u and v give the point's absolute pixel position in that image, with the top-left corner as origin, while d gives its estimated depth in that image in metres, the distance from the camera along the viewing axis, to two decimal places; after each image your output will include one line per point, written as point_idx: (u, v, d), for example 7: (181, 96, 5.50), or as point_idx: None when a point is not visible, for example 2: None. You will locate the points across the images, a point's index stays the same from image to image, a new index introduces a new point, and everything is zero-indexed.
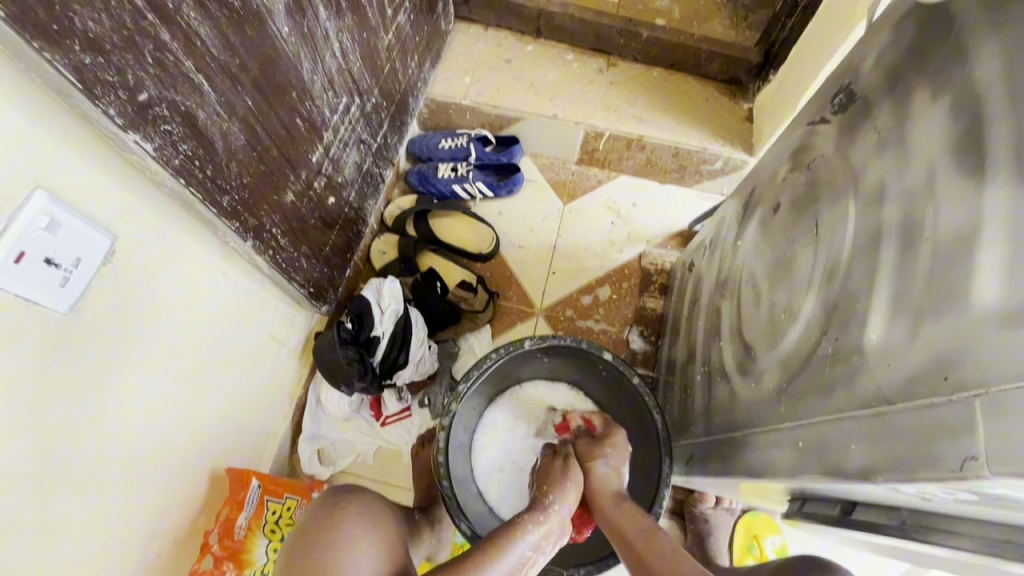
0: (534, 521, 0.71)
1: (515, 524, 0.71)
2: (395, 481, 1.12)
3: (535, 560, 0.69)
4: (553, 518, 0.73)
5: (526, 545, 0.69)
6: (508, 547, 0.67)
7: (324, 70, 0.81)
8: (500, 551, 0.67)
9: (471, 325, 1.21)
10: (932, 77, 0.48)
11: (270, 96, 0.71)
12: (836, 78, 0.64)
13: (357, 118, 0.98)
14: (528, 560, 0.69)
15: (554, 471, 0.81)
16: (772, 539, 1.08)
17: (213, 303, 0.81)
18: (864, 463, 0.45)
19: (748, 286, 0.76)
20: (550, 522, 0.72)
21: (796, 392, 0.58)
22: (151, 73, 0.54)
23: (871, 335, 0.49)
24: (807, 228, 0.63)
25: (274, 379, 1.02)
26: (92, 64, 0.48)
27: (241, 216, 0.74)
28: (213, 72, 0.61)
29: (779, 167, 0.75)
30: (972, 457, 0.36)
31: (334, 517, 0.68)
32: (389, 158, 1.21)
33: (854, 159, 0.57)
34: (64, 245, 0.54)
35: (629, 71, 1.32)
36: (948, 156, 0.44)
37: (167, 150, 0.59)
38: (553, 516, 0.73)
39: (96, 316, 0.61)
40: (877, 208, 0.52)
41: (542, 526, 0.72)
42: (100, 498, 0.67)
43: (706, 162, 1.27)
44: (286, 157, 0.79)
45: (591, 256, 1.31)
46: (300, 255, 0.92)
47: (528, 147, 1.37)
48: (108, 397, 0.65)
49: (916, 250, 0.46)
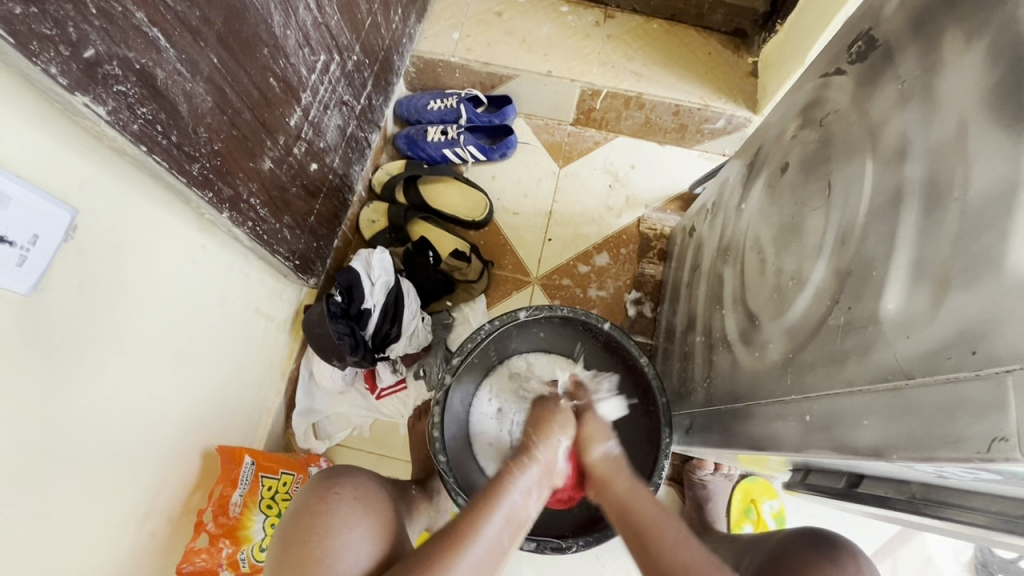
0: (520, 471, 0.66)
1: (480, 504, 0.62)
2: (392, 453, 1.11)
3: (536, 474, 0.67)
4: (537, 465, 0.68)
5: (516, 495, 0.64)
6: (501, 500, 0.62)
7: (298, 24, 0.75)
8: (496, 485, 0.64)
9: (467, 296, 1.17)
10: (967, 18, 0.43)
11: (238, 53, 0.65)
12: (854, 24, 0.59)
13: (338, 78, 0.92)
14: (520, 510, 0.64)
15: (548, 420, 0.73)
16: (769, 503, 1.08)
17: (192, 278, 0.77)
18: (879, 439, 0.43)
19: (752, 251, 0.73)
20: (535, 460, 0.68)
21: (803, 363, 0.55)
22: (97, 26, 0.48)
23: (888, 305, 0.45)
24: (819, 190, 0.59)
25: (264, 353, 1.00)
26: (24, 15, 0.43)
27: (213, 185, 0.69)
28: (170, 25, 0.55)
29: (787, 124, 0.70)
30: (1000, 439, 0.33)
31: (329, 502, 0.66)
32: (374, 121, 1.15)
33: (873, 114, 0.53)
34: (18, 220, 0.50)
35: (628, 23, 1.24)
36: (982, 108, 0.40)
37: (123, 114, 0.54)
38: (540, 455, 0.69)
39: (63, 296, 0.58)
40: (898, 166, 0.48)
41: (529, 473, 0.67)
42: (75, 486, 0.64)
43: (707, 121, 1.21)
44: (261, 121, 0.74)
45: (588, 222, 1.26)
46: (282, 225, 0.88)
47: (521, 107, 1.31)
48: (82, 378, 0.62)
49: (942, 213, 0.42)
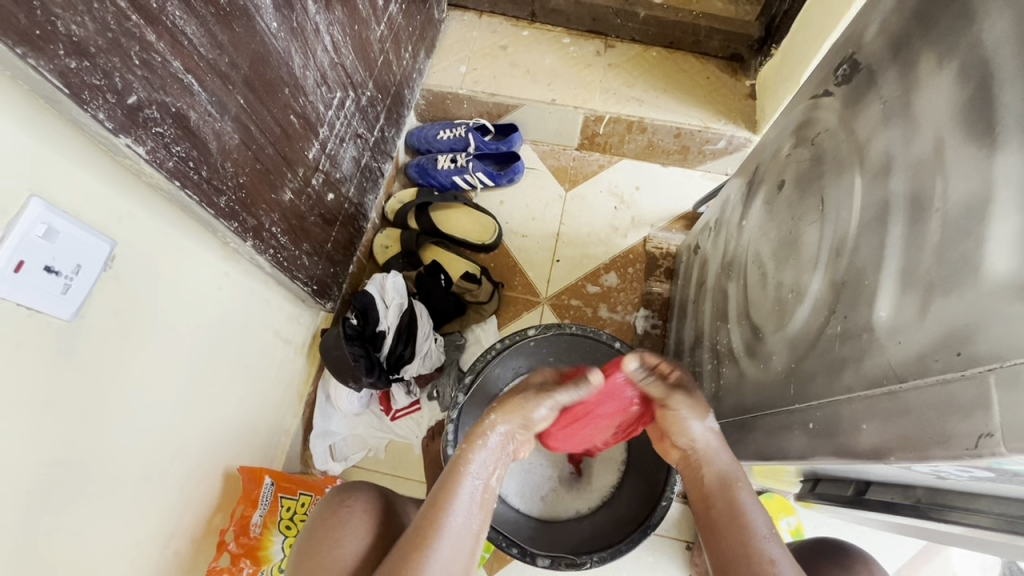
0: (472, 458, 0.65)
1: (439, 500, 0.62)
2: (408, 473, 1.13)
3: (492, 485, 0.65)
4: (492, 441, 0.66)
5: (473, 482, 0.63)
6: (457, 493, 0.62)
7: (316, 65, 0.80)
8: (450, 496, 0.62)
9: (477, 317, 1.21)
10: (938, 43, 0.46)
11: (263, 94, 0.71)
12: (838, 49, 0.62)
13: (353, 113, 0.97)
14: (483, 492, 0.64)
15: (520, 396, 0.69)
16: (787, 520, 1.07)
17: (217, 304, 0.81)
18: (877, 441, 0.44)
19: (754, 266, 0.75)
20: (493, 442, 0.66)
21: (805, 372, 0.57)
22: (139, 75, 0.53)
23: (880, 312, 0.47)
24: (813, 205, 0.62)
25: (283, 377, 1.03)
26: (78, 68, 0.48)
27: (239, 216, 0.73)
28: (202, 71, 0.60)
29: (782, 143, 0.73)
30: (987, 434, 0.35)
31: (340, 517, 0.69)
32: (386, 152, 1.20)
33: (859, 132, 0.55)
34: (64, 251, 0.54)
35: (627, 52, 1.30)
36: (956, 125, 0.43)
37: (160, 152, 0.58)
38: (499, 436, 0.67)
39: (100, 322, 0.61)
40: (883, 181, 0.50)
41: (484, 454, 0.65)
42: (102, 505, 0.66)
43: (709, 142, 1.25)
44: (282, 155, 0.79)
45: (595, 242, 1.29)
46: (302, 253, 0.92)
47: (528, 134, 1.35)
48: (115, 402, 0.66)
49: (925, 223, 0.44)
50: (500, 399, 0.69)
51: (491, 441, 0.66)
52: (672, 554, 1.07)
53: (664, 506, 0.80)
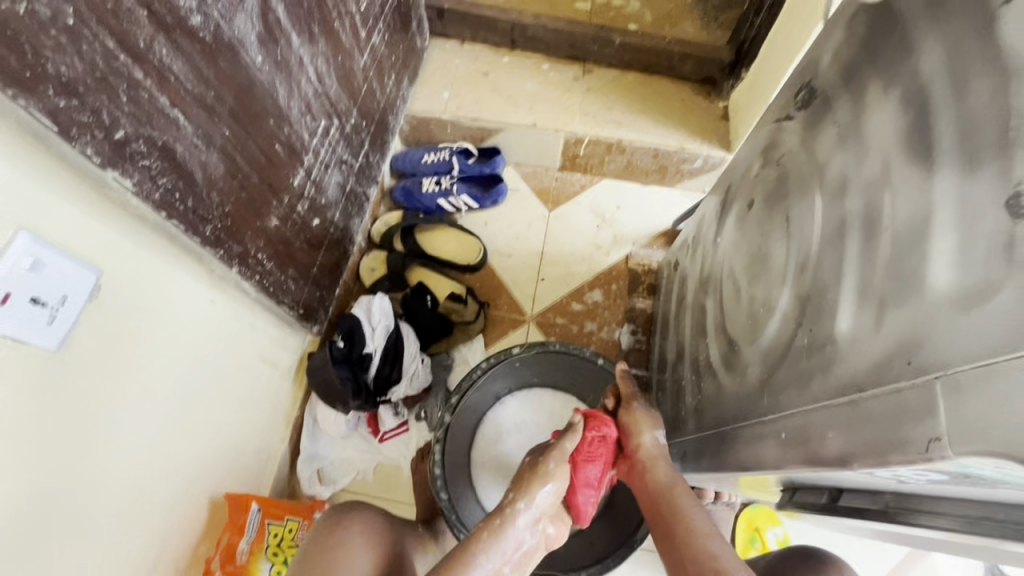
0: (504, 527, 0.67)
1: (461, 555, 0.65)
2: (397, 496, 1.13)
3: (514, 557, 0.68)
4: (524, 519, 0.69)
5: (500, 548, 0.66)
6: (482, 553, 0.65)
7: (300, 95, 0.83)
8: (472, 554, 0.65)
9: (464, 336, 1.23)
10: (883, 72, 0.50)
11: (248, 125, 0.73)
12: (798, 76, 0.66)
13: (338, 140, 1.00)
14: (505, 560, 0.67)
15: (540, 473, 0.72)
16: (773, 531, 1.08)
17: (203, 330, 0.81)
18: (842, 449, 0.46)
19: (728, 282, 0.78)
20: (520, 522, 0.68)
21: (777, 384, 0.59)
22: (126, 111, 0.55)
23: (841, 325, 0.50)
24: (780, 222, 0.65)
25: (270, 401, 1.03)
26: (67, 107, 0.49)
27: (224, 244, 0.75)
28: (188, 105, 0.62)
29: (751, 163, 0.76)
30: (936, 438, 0.37)
31: (337, 539, 0.71)
32: (372, 176, 1.23)
33: (818, 154, 0.59)
34: (50, 283, 0.55)
35: (605, 76, 1.34)
36: (900, 148, 0.46)
37: (147, 185, 0.60)
38: (531, 509, 0.69)
39: (85, 352, 0.62)
40: (841, 200, 0.53)
41: (518, 527, 0.68)
42: (84, 538, 0.66)
43: (686, 161, 1.29)
44: (267, 182, 0.81)
45: (578, 260, 1.32)
46: (287, 277, 0.93)
47: (511, 156, 1.39)
48: (99, 430, 0.66)
49: (877, 240, 0.47)
50: (525, 478, 0.72)
51: (523, 517, 0.69)
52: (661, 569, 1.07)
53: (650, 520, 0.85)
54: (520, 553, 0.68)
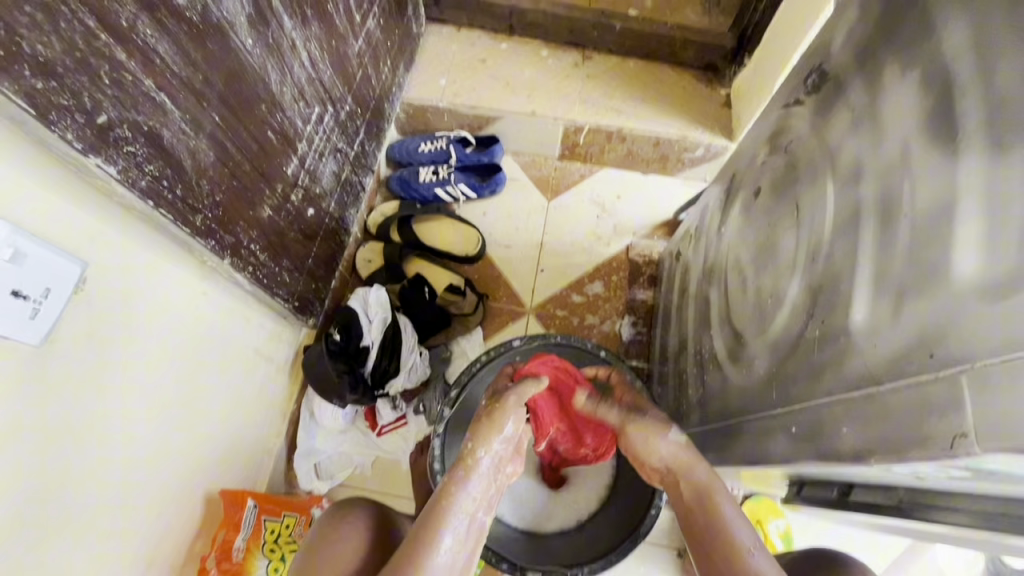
0: (462, 484, 0.63)
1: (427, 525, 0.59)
2: (396, 490, 1.11)
3: (481, 514, 0.63)
4: (483, 469, 0.64)
5: (462, 508, 0.61)
6: (445, 516, 0.60)
7: (293, 80, 0.80)
8: (435, 519, 0.60)
9: (463, 327, 1.21)
10: (901, 52, 0.48)
11: (238, 110, 0.70)
12: (807, 59, 0.64)
13: (332, 128, 0.97)
14: (471, 520, 0.62)
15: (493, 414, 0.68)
16: (776, 524, 1.07)
17: (195, 323, 0.79)
18: (858, 444, 0.44)
19: (734, 272, 0.76)
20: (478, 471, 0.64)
21: (787, 377, 0.58)
22: (109, 94, 0.52)
23: (856, 316, 0.48)
24: (788, 211, 0.63)
25: (265, 396, 1.01)
26: (44, 89, 0.47)
27: (215, 234, 0.72)
28: (175, 89, 0.59)
29: (758, 150, 0.74)
30: (961, 435, 0.35)
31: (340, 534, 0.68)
32: (367, 165, 1.20)
33: (830, 139, 0.57)
34: (32, 275, 0.53)
35: (605, 63, 1.31)
36: (920, 132, 0.44)
37: (132, 172, 0.57)
38: (487, 458, 0.65)
39: (70, 346, 0.60)
40: (855, 187, 0.51)
41: (479, 479, 0.64)
42: (75, 538, 0.64)
43: (687, 150, 1.26)
44: (259, 171, 0.78)
45: (578, 251, 1.30)
46: (281, 269, 0.91)
47: (509, 145, 1.36)
48: (88, 426, 0.64)
49: (894, 228, 0.45)
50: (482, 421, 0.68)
51: (481, 468, 0.64)
52: (662, 562, 1.07)
53: (655, 516, 0.82)
54: (484, 511, 0.64)
